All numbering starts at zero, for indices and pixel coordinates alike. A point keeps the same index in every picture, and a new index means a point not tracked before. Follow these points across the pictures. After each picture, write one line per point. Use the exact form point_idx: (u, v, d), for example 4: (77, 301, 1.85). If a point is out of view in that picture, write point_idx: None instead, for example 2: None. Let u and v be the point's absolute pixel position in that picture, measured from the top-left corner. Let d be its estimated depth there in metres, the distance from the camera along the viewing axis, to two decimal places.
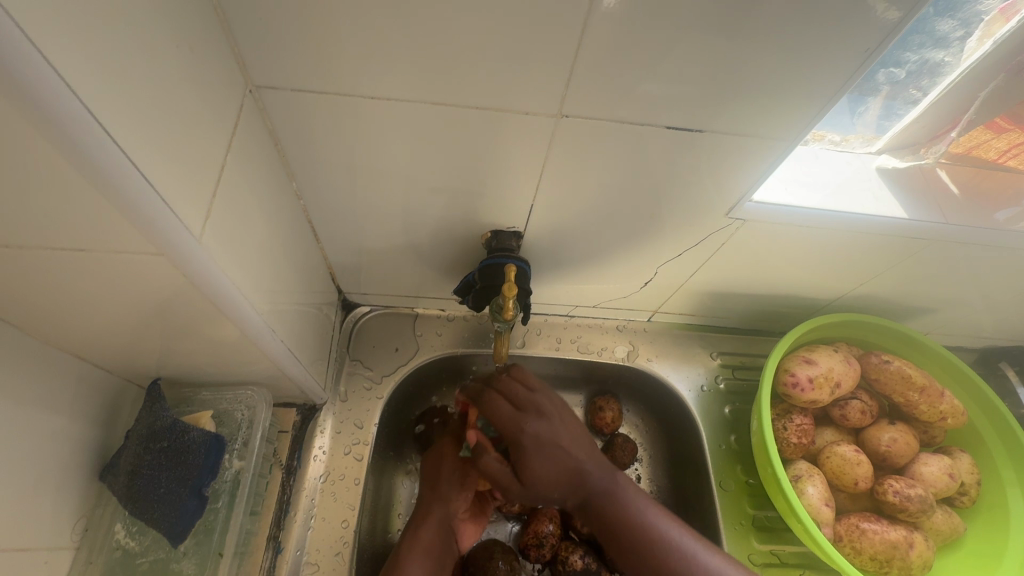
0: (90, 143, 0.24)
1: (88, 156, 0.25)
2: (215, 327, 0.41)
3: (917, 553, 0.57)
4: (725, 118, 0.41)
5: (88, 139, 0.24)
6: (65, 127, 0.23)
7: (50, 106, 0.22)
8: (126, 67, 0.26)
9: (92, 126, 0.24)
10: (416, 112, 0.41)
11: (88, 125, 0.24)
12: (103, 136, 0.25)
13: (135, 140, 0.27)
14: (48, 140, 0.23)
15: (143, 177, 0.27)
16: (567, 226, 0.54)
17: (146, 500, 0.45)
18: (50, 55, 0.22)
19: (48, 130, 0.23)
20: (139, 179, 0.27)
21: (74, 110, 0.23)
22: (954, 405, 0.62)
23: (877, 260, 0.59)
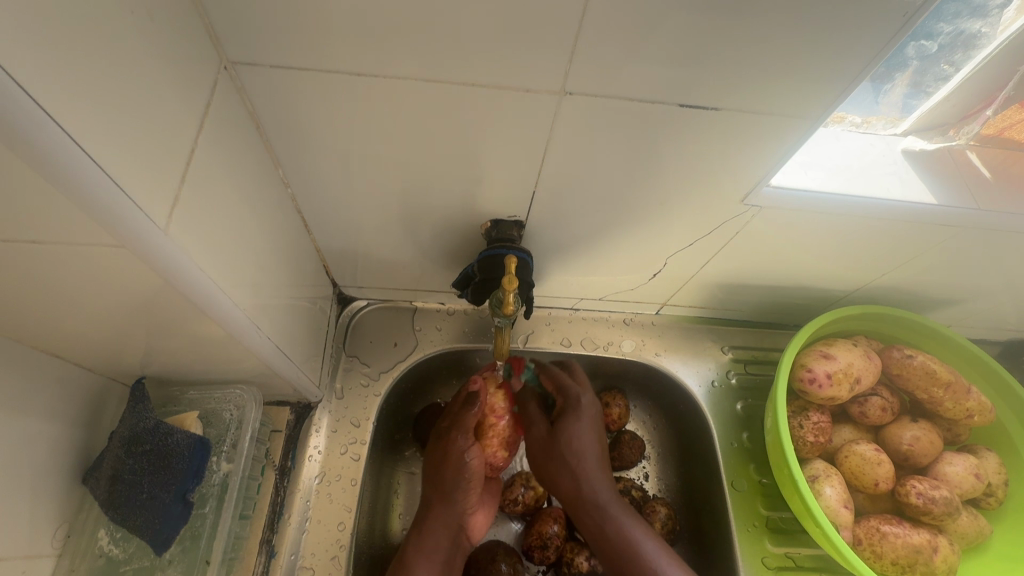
0: (28, 127, 0.21)
1: (27, 140, 0.22)
2: (196, 325, 0.39)
3: (942, 558, 0.54)
4: (746, 94, 0.38)
5: (26, 125, 0.21)
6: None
7: None
8: (72, 38, 0.23)
9: (32, 109, 0.21)
10: (408, 90, 0.37)
11: (25, 106, 0.21)
12: (42, 116, 0.22)
13: (86, 123, 0.24)
14: None
15: (96, 165, 0.25)
16: (572, 215, 0.51)
17: (127, 506, 0.42)
18: None
19: None
20: (94, 169, 0.24)
21: (3, 86, 0.20)
22: (981, 401, 0.59)
23: (900, 249, 0.56)
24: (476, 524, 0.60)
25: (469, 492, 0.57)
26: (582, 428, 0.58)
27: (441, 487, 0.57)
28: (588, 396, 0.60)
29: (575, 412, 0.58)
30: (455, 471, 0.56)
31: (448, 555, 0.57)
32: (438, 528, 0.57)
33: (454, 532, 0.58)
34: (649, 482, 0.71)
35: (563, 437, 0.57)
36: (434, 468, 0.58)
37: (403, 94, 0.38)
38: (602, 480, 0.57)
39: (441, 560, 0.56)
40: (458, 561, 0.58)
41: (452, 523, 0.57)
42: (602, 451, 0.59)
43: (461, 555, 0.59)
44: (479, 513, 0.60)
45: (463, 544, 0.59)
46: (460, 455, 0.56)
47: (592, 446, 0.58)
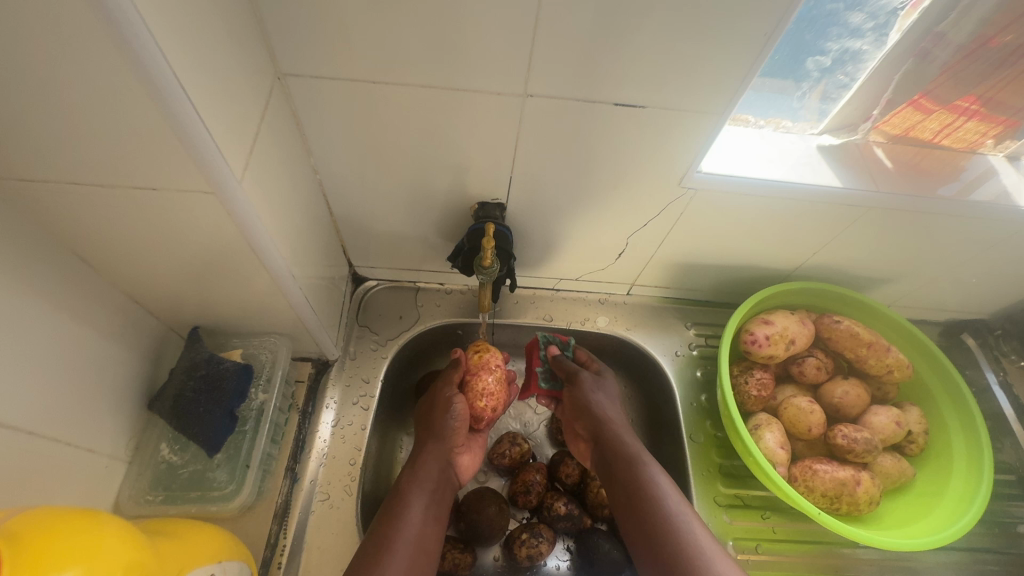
0: (171, 98, 0.33)
1: (173, 110, 0.34)
2: (247, 273, 0.50)
3: (864, 490, 0.63)
4: (667, 96, 0.49)
5: (170, 96, 0.33)
6: (159, 83, 0.32)
7: (151, 68, 0.31)
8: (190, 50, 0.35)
9: (173, 86, 0.33)
10: (409, 95, 0.49)
11: (173, 86, 0.33)
12: (182, 95, 0.34)
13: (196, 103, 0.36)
14: (147, 95, 0.32)
15: (205, 129, 0.36)
16: (544, 199, 0.62)
17: (187, 416, 0.53)
18: (152, 33, 0.31)
19: (148, 88, 0.32)
20: (203, 133, 0.36)
21: (164, 72, 0.32)
22: (899, 359, 0.68)
23: (822, 229, 0.66)
24: (461, 467, 0.70)
25: (457, 430, 0.68)
26: (602, 392, 0.70)
27: (432, 425, 0.69)
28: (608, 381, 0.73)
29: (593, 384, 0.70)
30: (442, 412, 0.69)
31: (440, 488, 0.65)
32: (429, 463, 0.66)
33: (443, 468, 0.67)
34: None
35: (588, 401, 0.68)
36: (427, 414, 0.71)
37: (408, 97, 0.50)
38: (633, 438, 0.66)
39: (434, 486, 0.64)
40: (447, 498, 0.66)
41: (442, 459, 0.67)
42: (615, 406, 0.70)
43: (450, 492, 0.67)
44: (464, 457, 0.71)
45: (451, 484, 0.68)
46: (445, 401, 0.70)
47: (617, 416, 0.68)
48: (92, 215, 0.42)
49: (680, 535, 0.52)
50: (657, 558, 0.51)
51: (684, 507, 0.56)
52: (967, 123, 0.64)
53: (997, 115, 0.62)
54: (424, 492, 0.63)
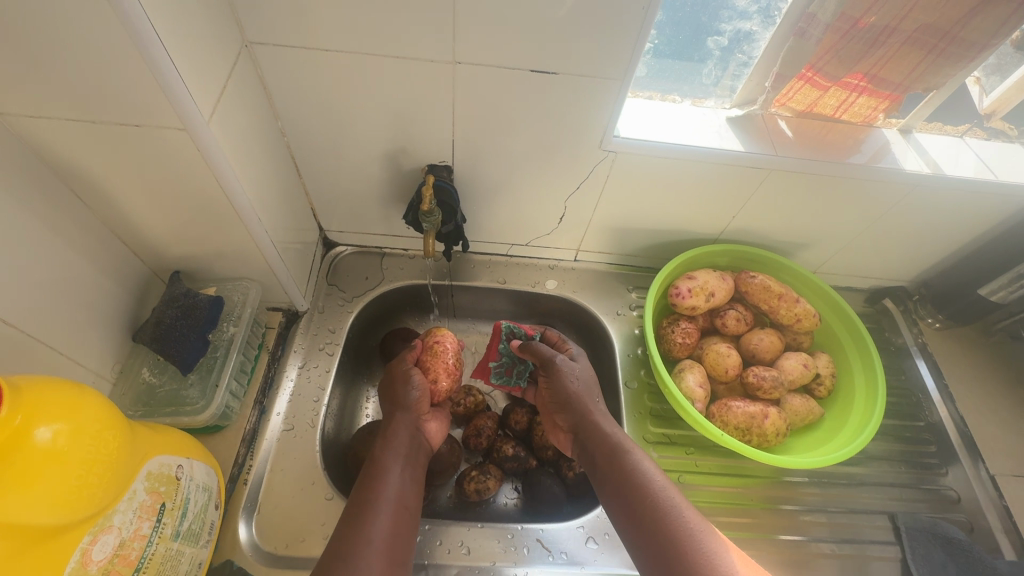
0: (151, 51, 0.41)
1: (153, 60, 0.42)
2: (219, 215, 0.59)
3: (772, 423, 0.70)
4: (575, 65, 0.58)
5: (150, 46, 0.41)
6: (141, 36, 0.40)
7: (134, 23, 0.39)
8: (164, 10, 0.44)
9: (153, 40, 0.41)
10: (358, 64, 0.58)
11: (152, 40, 0.41)
12: (160, 47, 0.42)
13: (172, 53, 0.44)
14: (133, 46, 0.41)
15: (180, 77, 0.44)
16: (485, 162, 0.71)
17: (165, 338, 0.60)
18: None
19: (133, 39, 0.40)
20: (178, 80, 0.44)
21: (145, 28, 0.40)
22: (807, 309, 0.75)
23: (736, 192, 0.75)
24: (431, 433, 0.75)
25: (419, 399, 0.74)
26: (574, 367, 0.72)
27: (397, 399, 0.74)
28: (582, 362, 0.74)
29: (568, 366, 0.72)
30: (404, 386, 0.75)
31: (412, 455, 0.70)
32: (399, 433, 0.70)
33: (413, 435, 0.72)
34: None
35: (557, 380, 0.71)
36: (389, 391, 0.76)
37: (356, 65, 0.58)
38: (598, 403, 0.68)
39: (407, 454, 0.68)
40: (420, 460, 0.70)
41: (410, 426, 0.72)
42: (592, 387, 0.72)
43: (422, 456, 0.71)
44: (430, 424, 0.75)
45: (422, 448, 0.72)
46: (405, 377, 0.76)
47: (589, 387, 0.70)
48: (87, 153, 0.50)
49: (673, 518, 0.53)
50: (653, 539, 0.52)
51: (675, 491, 0.56)
52: (859, 99, 0.73)
53: (882, 90, 0.71)
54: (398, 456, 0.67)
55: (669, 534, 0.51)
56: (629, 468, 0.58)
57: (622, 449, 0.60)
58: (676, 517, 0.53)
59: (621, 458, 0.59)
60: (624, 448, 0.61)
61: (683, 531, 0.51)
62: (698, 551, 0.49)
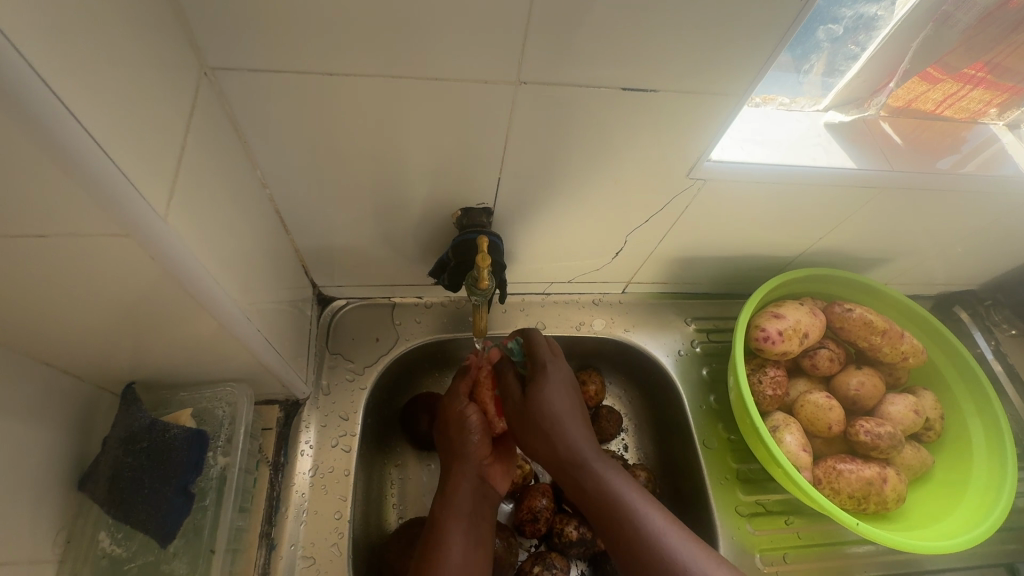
0: (46, 116, 0.24)
1: (48, 129, 0.24)
2: (189, 319, 0.41)
3: (892, 488, 0.60)
4: (679, 79, 0.43)
5: (43, 106, 0.24)
6: (20, 91, 0.23)
7: (7, 74, 0.22)
8: (80, 44, 0.26)
9: (45, 94, 0.24)
10: (376, 87, 0.41)
11: (43, 95, 0.24)
12: (60, 108, 0.25)
13: (92, 114, 0.27)
14: (9, 113, 0.23)
15: (99, 146, 0.27)
16: (536, 200, 0.55)
17: (131, 502, 0.44)
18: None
19: (8, 101, 0.23)
20: (97, 150, 0.27)
21: (27, 76, 0.23)
22: (914, 344, 0.66)
23: (831, 213, 0.62)
24: (497, 476, 0.60)
25: (480, 442, 0.59)
26: (551, 388, 0.56)
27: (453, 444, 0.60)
28: (558, 370, 0.58)
29: (550, 386, 0.56)
30: (459, 427, 0.61)
31: (477, 510, 0.57)
32: (460, 490, 0.57)
33: (478, 487, 0.58)
34: (629, 452, 0.75)
35: (540, 407, 0.55)
36: (444, 430, 0.62)
37: (374, 89, 0.41)
38: (582, 435, 0.55)
39: (470, 513, 0.56)
40: (489, 512, 0.58)
41: (472, 478, 0.58)
42: (578, 413, 0.57)
43: (489, 507, 0.58)
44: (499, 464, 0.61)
45: (491, 497, 0.59)
46: (462, 417, 0.61)
47: (581, 438, 0.55)
48: None
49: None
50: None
51: (700, 550, 0.47)
52: (971, 93, 0.60)
53: (1003, 82, 0.58)
54: (461, 519, 0.55)
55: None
56: (637, 532, 0.48)
57: (621, 503, 0.50)
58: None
59: (626, 519, 0.49)
60: (625, 504, 0.50)
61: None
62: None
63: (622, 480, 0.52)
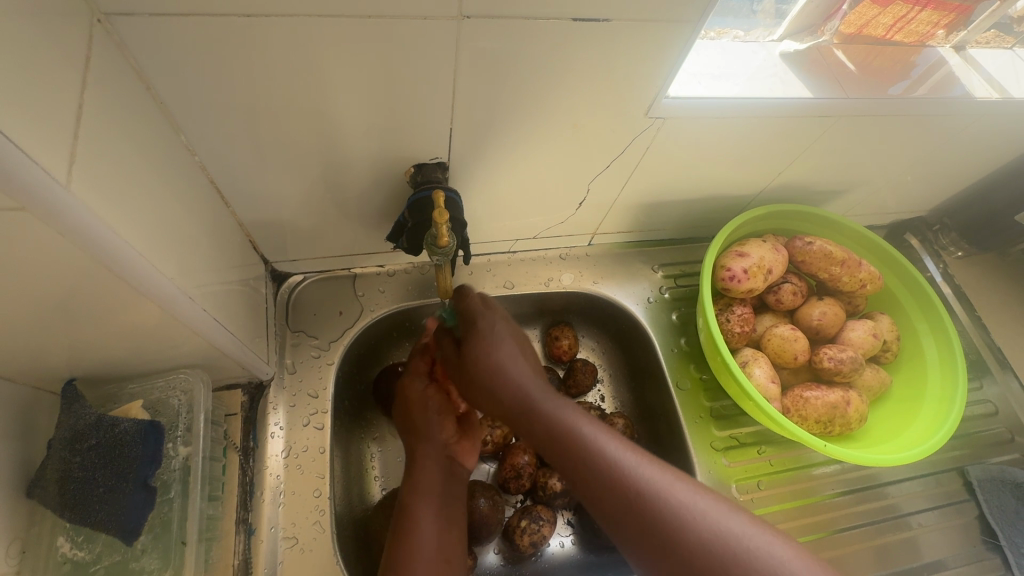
0: None
1: None
2: (123, 304, 0.37)
3: (855, 409, 0.63)
4: (630, 5, 0.40)
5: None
6: None
7: None
8: None
9: None
10: (303, 30, 0.37)
11: None
12: None
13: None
14: None
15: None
16: (491, 152, 0.52)
17: (86, 504, 0.41)
18: None
19: None
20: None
21: None
22: (871, 271, 0.68)
23: (790, 146, 0.62)
24: (466, 452, 0.59)
25: (442, 423, 0.59)
26: (492, 346, 0.51)
27: (415, 422, 0.60)
28: (497, 318, 0.54)
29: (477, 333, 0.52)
30: (421, 408, 0.60)
31: (447, 489, 0.57)
32: (425, 472, 0.56)
33: (445, 466, 0.58)
34: (605, 402, 0.76)
35: (474, 358, 0.51)
36: (403, 416, 0.61)
37: (301, 31, 0.37)
38: (524, 369, 0.50)
39: (440, 494, 0.56)
40: (461, 493, 0.58)
41: (439, 461, 0.57)
42: (521, 351, 0.52)
43: (459, 486, 0.58)
44: (465, 441, 0.60)
45: (461, 475, 0.59)
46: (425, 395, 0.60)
47: (527, 373, 0.50)
48: None
49: (678, 523, 0.39)
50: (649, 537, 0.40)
51: (666, 474, 0.43)
52: (920, 14, 0.59)
53: (952, 2, 0.58)
54: (427, 500, 0.54)
55: (658, 540, 0.40)
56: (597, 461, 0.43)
57: (572, 432, 0.45)
58: (690, 537, 0.39)
59: (572, 449, 0.44)
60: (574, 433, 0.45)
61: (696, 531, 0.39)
62: (714, 551, 0.38)
63: (580, 415, 0.47)
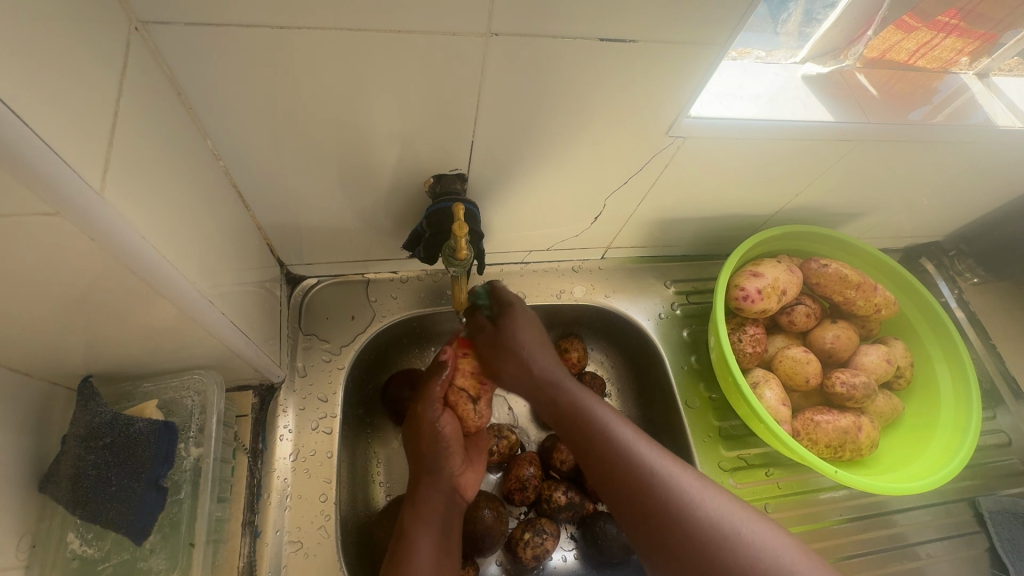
0: None
1: None
2: (145, 306, 0.38)
3: (866, 435, 0.62)
4: (657, 27, 0.40)
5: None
6: None
7: None
8: None
9: None
10: (332, 42, 0.37)
11: None
12: None
13: (9, 72, 0.23)
14: None
15: (11, 110, 0.23)
16: (510, 165, 0.52)
17: (98, 501, 0.42)
18: None
19: None
20: (8, 114, 0.23)
21: None
22: (886, 296, 0.67)
23: (809, 167, 0.61)
24: (469, 484, 0.59)
25: (452, 453, 0.57)
26: (523, 328, 0.59)
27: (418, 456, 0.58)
28: (524, 315, 0.60)
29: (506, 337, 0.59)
30: (432, 435, 0.57)
31: (446, 517, 0.57)
32: (428, 501, 0.56)
33: (448, 496, 0.57)
34: None
35: (511, 341, 0.58)
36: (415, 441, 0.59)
37: (331, 43, 0.37)
38: (551, 363, 0.58)
39: (439, 521, 0.56)
40: (458, 521, 0.58)
41: (444, 490, 0.57)
42: (546, 345, 0.59)
43: (458, 515, 0.58)
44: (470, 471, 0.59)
45: (461, 503, 0.59)
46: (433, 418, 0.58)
47: (552, 363, 0.58)
48: None
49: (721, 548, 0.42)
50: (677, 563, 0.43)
51: (688, 472, 0.48)
52: (945, 41, 0.59)
53: (976, 28, 0.58)
54: (427, 532, 0.54)
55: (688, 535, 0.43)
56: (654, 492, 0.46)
57: (591, 416, 0.53)
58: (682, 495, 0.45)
59: (589, 426, 0.52)
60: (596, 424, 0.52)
61: (739, 547, 0.42)
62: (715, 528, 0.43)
63: (600, 405, 0.54)
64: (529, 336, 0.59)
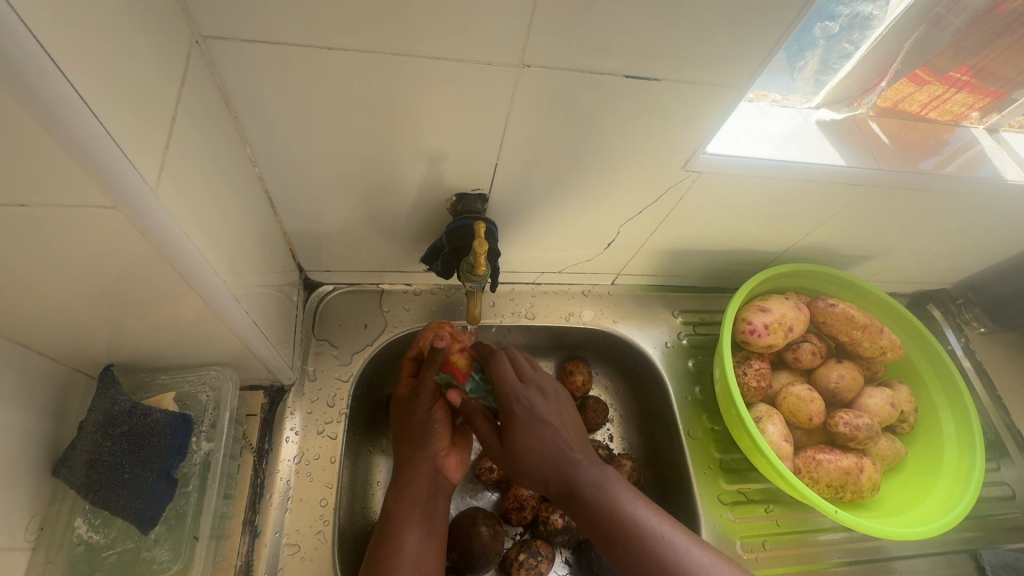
0: (45, 83, 0.23)
1: (41, 95, 0.24)
2: (176, 300, 0.39)
3: (867, 477, 0.62)
4: (680, 67, 0.43)
5: (27, 68, 0.23)
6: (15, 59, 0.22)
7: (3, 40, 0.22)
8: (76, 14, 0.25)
9: (44, 63, 0.23)
10: (375, 65, 0.40)
11: (43, 64, 0.23)
12: (58, 76, 0.24)
13: (84, 75, 0.26)
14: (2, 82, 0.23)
15: (90, 112, 0.26)
16: (530, 189, 0.54)
17: (110, 488, 0.43)
18: None
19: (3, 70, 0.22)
20: (88, 116, 0.26)
21: (27, 45, 0.22)
22: (892, 339, 0.68)
23: (819, 208, 0.63)
24: (454, 467, 0.59)
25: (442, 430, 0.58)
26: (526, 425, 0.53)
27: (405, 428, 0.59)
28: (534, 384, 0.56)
29: (527, 420, 0.53)
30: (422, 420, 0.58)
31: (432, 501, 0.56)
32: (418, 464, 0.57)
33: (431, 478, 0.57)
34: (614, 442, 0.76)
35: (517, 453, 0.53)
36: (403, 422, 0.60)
37: (373, 66, 0.40)
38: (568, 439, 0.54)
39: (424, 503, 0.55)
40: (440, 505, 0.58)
41: (429, 468, 0.57)
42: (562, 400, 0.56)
43: (444, 499, 0.58)
44: (454, 455, 0.60)
45: (444, 488, 0.58)
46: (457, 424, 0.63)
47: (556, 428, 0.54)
48: None
49: None
50: None
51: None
52: (955, 96, 0.61)
53: (986, 85, 0.60)
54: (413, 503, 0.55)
55: None
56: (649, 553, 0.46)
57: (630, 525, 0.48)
58: None
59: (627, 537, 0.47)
60: (625, 519, 0.48)
61: None
62: None
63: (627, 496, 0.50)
64: (540, 393, 0.55)
